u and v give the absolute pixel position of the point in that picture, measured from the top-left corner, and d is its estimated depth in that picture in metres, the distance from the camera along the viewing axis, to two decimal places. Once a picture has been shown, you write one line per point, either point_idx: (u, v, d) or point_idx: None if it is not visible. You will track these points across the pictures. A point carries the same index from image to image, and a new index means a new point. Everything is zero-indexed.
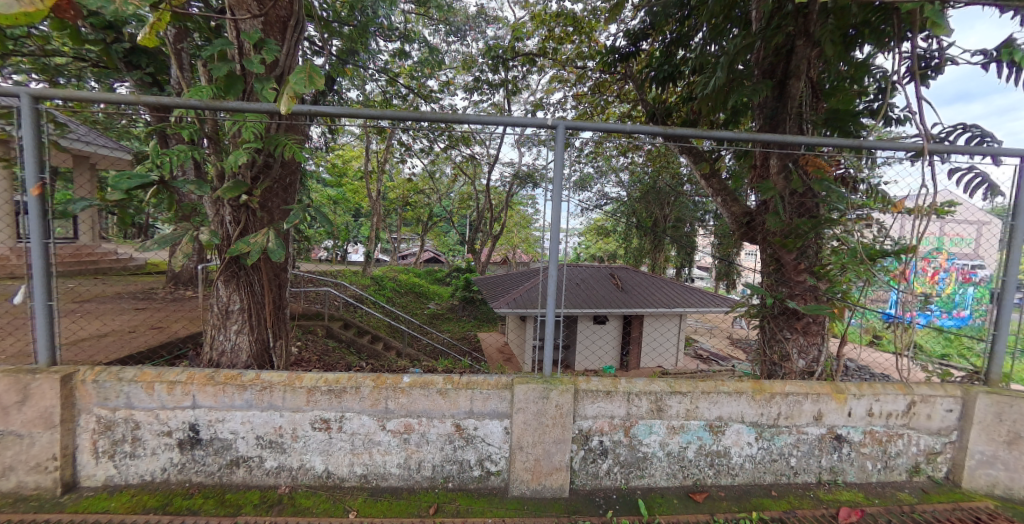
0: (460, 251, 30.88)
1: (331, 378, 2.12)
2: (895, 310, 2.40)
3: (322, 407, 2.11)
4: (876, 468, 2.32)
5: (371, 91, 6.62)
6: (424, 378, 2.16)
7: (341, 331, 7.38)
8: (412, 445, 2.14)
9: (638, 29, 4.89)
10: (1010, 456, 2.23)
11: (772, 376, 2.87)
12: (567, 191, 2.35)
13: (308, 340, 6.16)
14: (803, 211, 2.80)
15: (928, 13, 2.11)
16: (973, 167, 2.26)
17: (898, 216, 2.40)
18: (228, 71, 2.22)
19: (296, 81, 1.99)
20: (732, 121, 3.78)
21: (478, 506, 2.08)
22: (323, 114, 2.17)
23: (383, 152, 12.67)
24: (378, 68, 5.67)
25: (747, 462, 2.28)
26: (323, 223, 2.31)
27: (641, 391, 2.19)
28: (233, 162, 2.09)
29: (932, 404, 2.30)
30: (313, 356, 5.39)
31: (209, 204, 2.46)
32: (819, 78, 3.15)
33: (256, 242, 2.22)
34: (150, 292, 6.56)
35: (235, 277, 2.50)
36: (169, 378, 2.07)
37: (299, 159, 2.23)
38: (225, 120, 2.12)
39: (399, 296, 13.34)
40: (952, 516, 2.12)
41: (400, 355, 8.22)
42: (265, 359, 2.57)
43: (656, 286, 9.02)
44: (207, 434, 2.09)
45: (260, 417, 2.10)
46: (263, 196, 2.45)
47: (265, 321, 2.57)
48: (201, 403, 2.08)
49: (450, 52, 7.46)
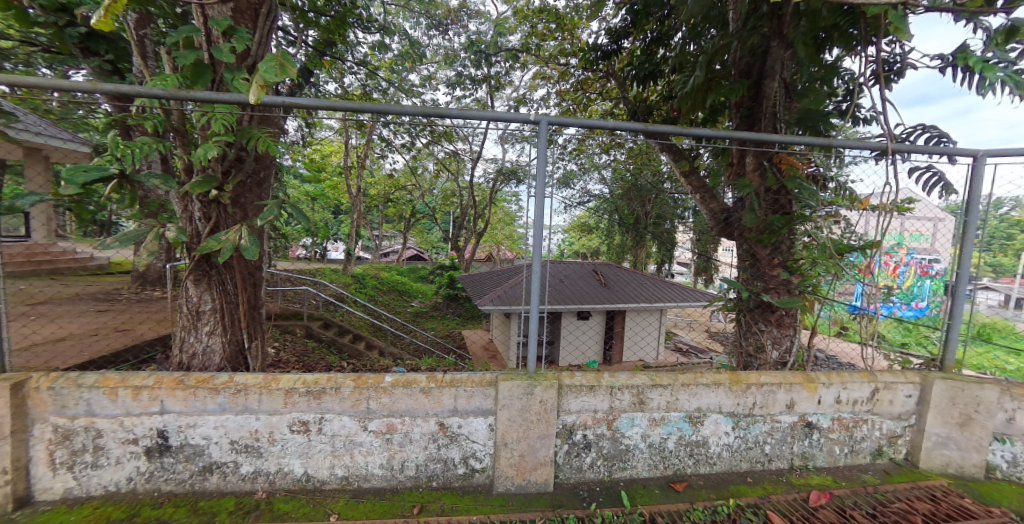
0: (445, 249, 30.83)
1: (310, 379, 2.13)
2: (861, 302, 2.59)
3: (300, 408, 2.11)
4: (843, 452, 2.45)
5: (351, 84, 6.53)
6: (407, 377, 2.18)
7: (321, 331, 7.32)
8: (395, 445, 2.17)
9: (620, 28, 4.98)
10: (962, 437, 2.37)
11: (748, 367, 2.99)
12: (550, 186, 2.41)
13: (286, 342, 6.11)
14: (776, 207, 2.93)
15: (891, 17, 2.28)
16: (932, 167, 2.39)
17: (863, 212, 2.56)
18: (195, 60, 2.15)
19: (266, 70, 1.99)
20: (711, 120, 3.92)
21: (462, 504, 2.12)
22: (297, 106, 2.15)
23: (366, 147, 12.57)
24: (357, 61, 5.62)
25: (725, 451, 2.38)
26: (300, 219, 2.30)
27: (623, 385, 2.27)
28: (202, 155, 2.05)
29: (894, 391, 2.43)
30: (291, 357, 5.34)
31: (176, 200, 2.40)
32: (791, 80, 3.27)
33: (227, 239, 2.20)
34: (114, 293, 6.41)
35: (206, 277, 2.46)
36: (135, 383, 2.05)
37: (272, 152, 2.22)
38: (193, 110, 2.11)
39: (382, 295, 13.25)
40: (910, 495, 2.25)
41: (382, 354, 8.08)
42: (239, 361, 2.56)
43: (638, 282, 9.22)
44: (177, 440, 2.08)
45: (235, 421, 2.09)
46: (235, 191, 2.45)
47: (239, 321, 2.56)
48: (171, 408, 2.06)
49: (432, 46, 7.43)
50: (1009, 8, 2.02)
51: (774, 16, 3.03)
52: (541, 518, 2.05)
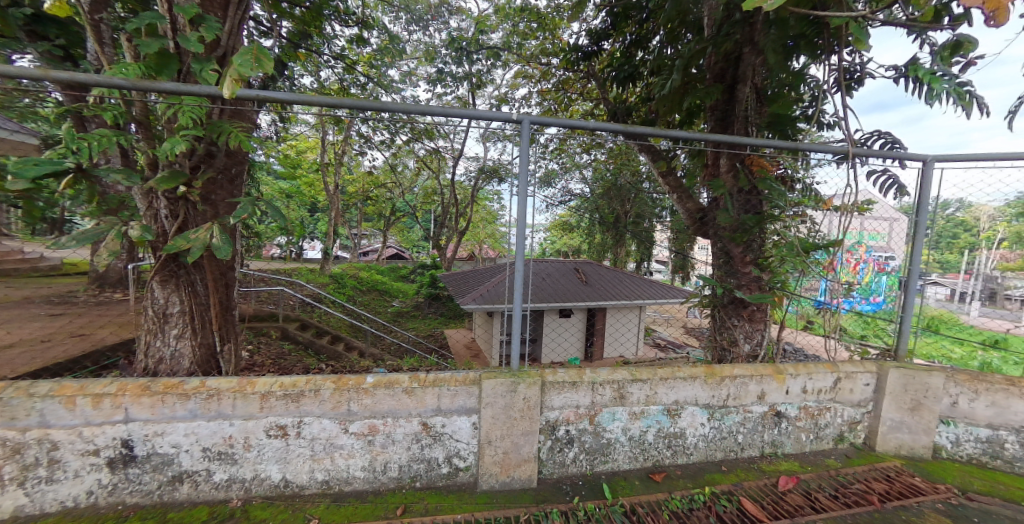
0: (427, 248, 30.64)
1: (288, 382, 2.15)
2: (826, 298, 2.73)
3: (277, 412, 2.13)
4: (809, 439, 2.60)
5: (326, 78, 6.43)
6: (389, 378, 2.22)
7: (298, 333, 7.25)
8: (377, 447, 2.21)
9: (600, 29, 5.07)
10: (914, 421, 2.55)
11: (723, 360, 3.13)
12: (532, 185, 2.48)
13: (261, 344, 6.04)
14: (748, 207, 3.07)
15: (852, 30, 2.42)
16: (887, 170, 2.56)
17: (827, 212, 2.74)
18: (159, 48, 2.13)
19: (241, 63, 1.96)
20: (688, 121, 4.06)
21: (447, 503, 2.18)
22: (272, 100, 2.16)
23: (344, 143, 12.37)
24: (334, 54, 5.54)
25: (701, 442, 2.50)
26: (276, 217, 2.30)
27: (605, 380, 2.36)
28: (169, 150, 2.03)
29: (854, 380, 2.60)
30: (266, 360, 5.29)
31: (140, 196, 2.36)
32: (763, 85, 3.39)
33: (197, 238, 2.13)
34: (69, 296, 6.16)
35: (173, 279, 2.44)
36: (95, 391, 2.01)
37: (244, 148, 2.24)
38: (158, 101, 2.08)
39: (362, 295, 13.13)
40: (868, 476, 2.41)
41: (362, 355, 7.99)
42: (210, 365, 2.56)
43: (618, 280, 9.41)
44: (143, 450, 2.07)
45: (207, 428, 2.10)
46: (205, 188, 2.44)
47: (210, 324, 2.57)
48: (136, 416, 2.04)
49: (413, 41, 7.39)
50: (954, 25, 2.18)
51: (746, 22, 3.15)
52: (525, 513, 2.13)
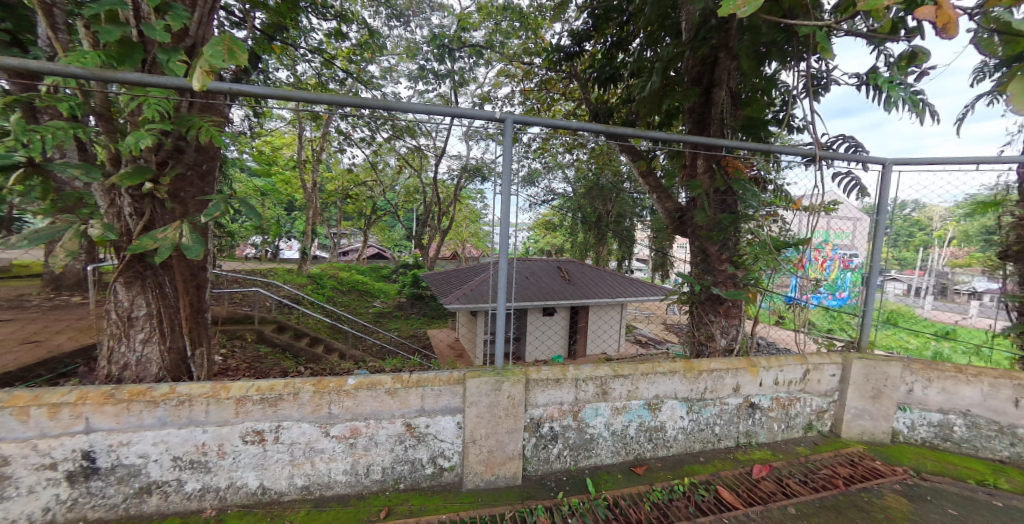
0: (409, 247, 30.45)
1: (265, 386, 2.10)
2: (795, 294, 2.88)
3: (254, 417, 2.09)
4: (780, 428, 2.74)
5: (304, 73, 6.32)
6: (372, 379, 2.23)
7: (275, 335, 7.16)
8: (359, 449, 2.21)
9: (582, 30, 5.16)
10: (875, 409, 2.72)
11: (700, 355, 3.26)
12: (515, 184, 2.53)
13: (235, 348, 5.94)
14: (724, 207, 3.22)
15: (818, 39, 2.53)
16: (850, 172, 2.70)
17: (797, 212, 2.86)
18: (122, 35, 2.00)
19: (212, 54, 1.87)
20: (667, 123, 4.20)
21: (431, 503, 2.21)
22: (246, 95, 2.07)
23: (323, 140, 12.17)
24: (310, 48, 5.43)
25: (680, 434, 2.61)
26: (249, 215, 2.19)
27: (588, 377, 2.44)
28: (133, 144, 1.97)
29: (821, 371, 2.74)
30: (240, 364, 5.23)
31: (101, 193, 2.21)
32: (738, 89, 3.57)
33: (165, 237, 2.03)
34: (21, 300, 5.92)
35: (138, 280, 2.36)
36: (51, 400, 1.91)
37: (214, 142, 2.18)
38: (120, 92, 1.98)
39: (342, 296, 12.99)
40: (834, 462, 2.55)
41: (342, 357, 7.90)
42: (181, 370, 2.54)
43: (600, 278, 9.58)
44: (106, 462, 1.98)
45: (178, 436, 2.03)
46: (174, 185, 2.44)
47: (179, 328, 2.53)
48: (98, 426, 1.95)
49: (394, 37, 7.33)
50: (910, 37, 2.33)
51: (722, 29, 3.27)
52: (510, 510, 2.18)
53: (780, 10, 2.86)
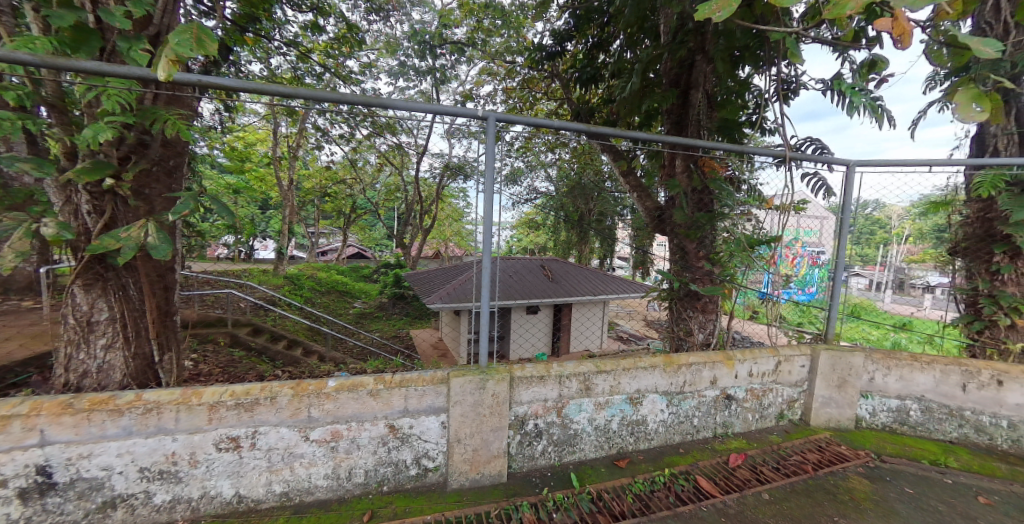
0: (390, 247, 30.17)
1: (239, 391, 2.07)
2: (769, 289, 3.02)
3: (228, 424, 2.06)
4: (754, 418, 2.87)
5: (278, 67, 6.13)
6: (353, 381, 2.22)
7: (250, 338, 7.05)
8: (341, 453, 2.21)
9: (564, 30, 5.23)
10: (841, 397, 2.87)
11: (680, 349, 3.39)
12: (498, 183, 2.57)
13: (207, 353, 5.81)
14: (701, 206, 3.30)
15: (787, 44, 2.65)
16: (816, 173, 2.84)
17: (769, 211, 3.00)
18: (76, 21, 1.88)
19: (179, 42, 1.77)
20: (647, 123, 4.30)
21: (415, 505, 2.22)
22: (214, 86, 2.05)
23: (300, 136, 11.94)
24: (285, 40, 5.27)
25: (661, 427, 2.70)
26: (221, 214, 2.09)
27: (571, 373, 2.51)
28: (91, 137, 1.83)
29: (792, 362, 2.88)
30: (213, 369, 5.13)
31: (55, 190, 2.07)
32: (713, 92, 3.66)
33: (129, 236, 1.94)
34: None
35: (98, 282, 2.21)
36: (2, 413, 1.83)
37: (183, 137, 2.02)
38: (76, 82, 1.87)
39: (320, 297, 12.78)
40: (804, 448, 2.69)
41: (322, 359, 7.80)
42: (147, 376, 2.39)
43: (583, 275, 9.72)
44: (64, 476, 1.91)
45: (145, 445, 1.98)
46: (137, 182, 2.22)
47: (145, 331, 2.38)
48: (54, 439, 1.88)
49: (374, 32, 7.26)
50: (870, 45, 2.45)
51: (699, 32, 3.37)
52: (495, 507, 2.23)
53: (752, 15, 2.98)
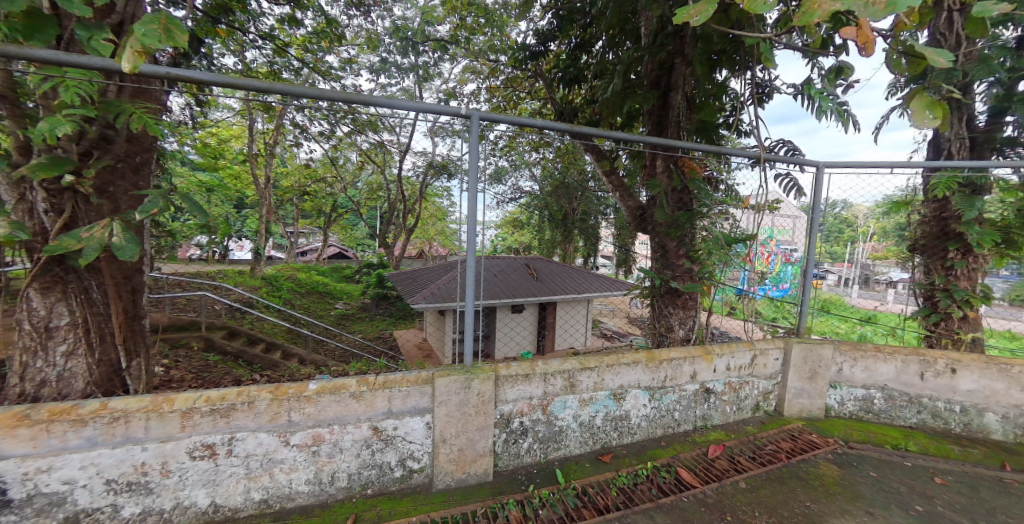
0: (372, 247, 29.85)
1: (214, 397, 2.04)
2: (745, 286, 3.16)
3: (203, 431, 2.02)
4: (732, 410, 2.97)
5: (253, 60, 5.94)
6: (335, 384, 2.21)
7: (225, 342, 6.91)
8: (323, 457, 2.19)
9: (547, 30, 5.29)
10: (812, 388, 3.00)
11: (661, 345, 3.48)
12: (481, 182, 2.60)
13: (179, 359, 5.67)
14: (681, 205, 3.43)
15: (762, 50, 2.70)
16: (789, 174, 2.97)
17: (745, 211, 3.08)
18: (30, 8, 1.75)
19: (145, 33, 1.66)
20: (629, 124, 4.40)
21: (401, 506, 2.24)
22: (184, 79, 2.01)
23: (278, 132, 11.69)
24: (261, 33, 5.12)
25: (644, 421, 2.78)
26: (194, 213, 2.07)
27: (556, 371, 2.56)
28: (48, 131, 1.73)
29: (767, 356, 2.99)
30: (186, 375, 5.03)
31: (7, 188, 1.99)
32: (692, 94, 3.76)
33: (91, 236, 1.83)
34: None
35: (58, 285, 2.11)
36: None
37: (150, 132, 2.00)
38: (30, 72, 1.78)
39: (299, 298, 12.57)
40: (778, 438, 2.80)
41: (303, 362, 7.70)
42: (113, 384, 2.30)
43: (567, 274, 9.84)
44: (22, 491, 1.82)
45: (111, 457, 1.92)
46: (101, 179, 2.13)
47: (111, 337, 2.30)
48: (12, 453, 1.80)
49: (354, 28, 7.19)
50: (838, 53, 2.57)
51: (678, 35, 3.46)
52: (482, 506, 2.26)
53: (727, 20, 3.08)
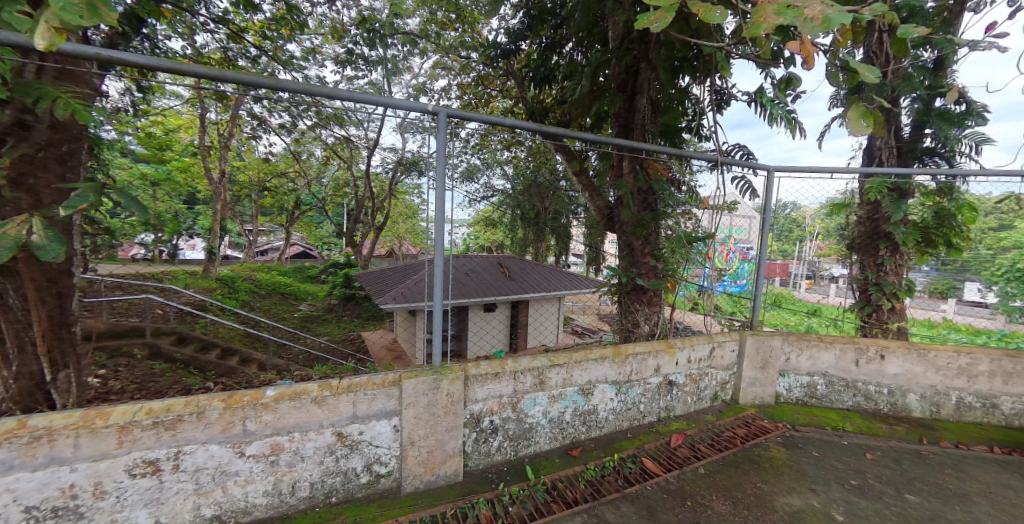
0: (339, 246, 29.12)
1: (157, 409, 1.96)
2: (707, 282, 3.33)
3: (146, 446, 1.94)
4: (693, 401, 3.14)
5: (206, 46, 5.69)
6: (295, 390, 2.18)
7: (174, 349, 6.61)
8: (282, 467, 2.18)
9: (518, 29, 5.35)
10: (764, 377, 3.21)
11: (627, 340, 3.58)
12: (450, 178, 2.63)
13: (120, 369, 5.42)
14: (646, 206, 3.54)
15: (718, 58, 2.85)
16: (744, 177, 3.15)
17: (705, 211, 3.26)
18: None
19: (65, 8, 1.49)
20: (598, 126, 4.52)
21: (366, 513, 2.26)
22: (122, 64, 1.94)
23: (235, 124, 11.19)
24: (213, 17, 4.91)
25: (610, 415, 2.90)
26: (132, 208, 1.92)
27: (525, 369, 2.62)
28: None
29: (723, 348, 3.17)
30: (127, 386, 4.86)
31: None
32: (657, 99, 3.89)
33: (4, 233, 1.68)
34: None
35: None
36: None
37: (79, 119, 1.90)
38: None
39: (258, 300, 12.13)
40: (733, 425, 2.98)
41: (262, 368, 7.46)
42: (32, 398, 2.21)
43: (538, 273, 9.98)
44: None
45: (32, 481, 1.79)
46: (18, 169, 2.02)
47: (31, 348, 2.19)
48: None
49: (319, 18, 7.00)
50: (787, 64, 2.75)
51: (642, 41, 3.58)
52: (452, 506, 2.31)
53: (688, 29, 3.22)
